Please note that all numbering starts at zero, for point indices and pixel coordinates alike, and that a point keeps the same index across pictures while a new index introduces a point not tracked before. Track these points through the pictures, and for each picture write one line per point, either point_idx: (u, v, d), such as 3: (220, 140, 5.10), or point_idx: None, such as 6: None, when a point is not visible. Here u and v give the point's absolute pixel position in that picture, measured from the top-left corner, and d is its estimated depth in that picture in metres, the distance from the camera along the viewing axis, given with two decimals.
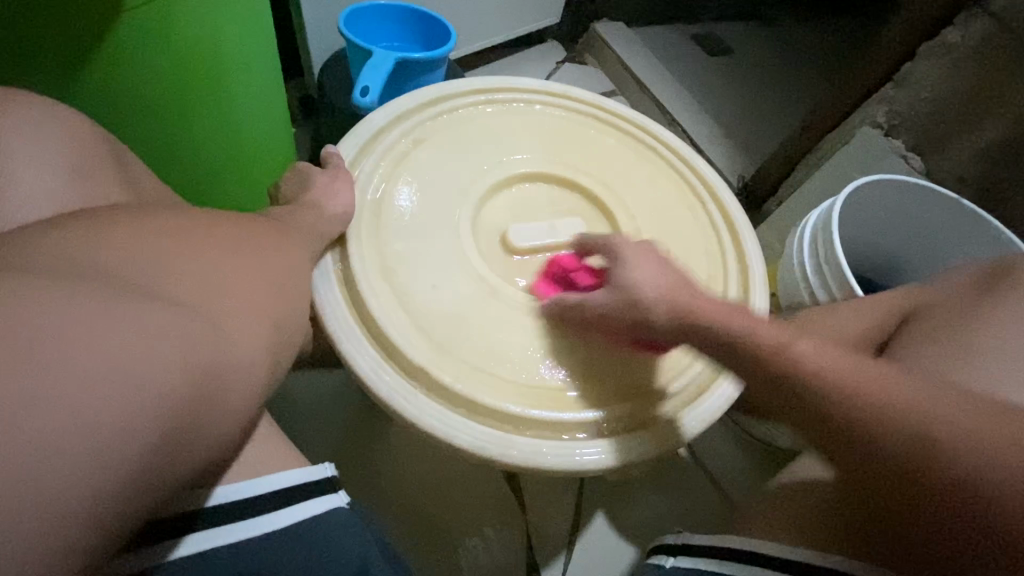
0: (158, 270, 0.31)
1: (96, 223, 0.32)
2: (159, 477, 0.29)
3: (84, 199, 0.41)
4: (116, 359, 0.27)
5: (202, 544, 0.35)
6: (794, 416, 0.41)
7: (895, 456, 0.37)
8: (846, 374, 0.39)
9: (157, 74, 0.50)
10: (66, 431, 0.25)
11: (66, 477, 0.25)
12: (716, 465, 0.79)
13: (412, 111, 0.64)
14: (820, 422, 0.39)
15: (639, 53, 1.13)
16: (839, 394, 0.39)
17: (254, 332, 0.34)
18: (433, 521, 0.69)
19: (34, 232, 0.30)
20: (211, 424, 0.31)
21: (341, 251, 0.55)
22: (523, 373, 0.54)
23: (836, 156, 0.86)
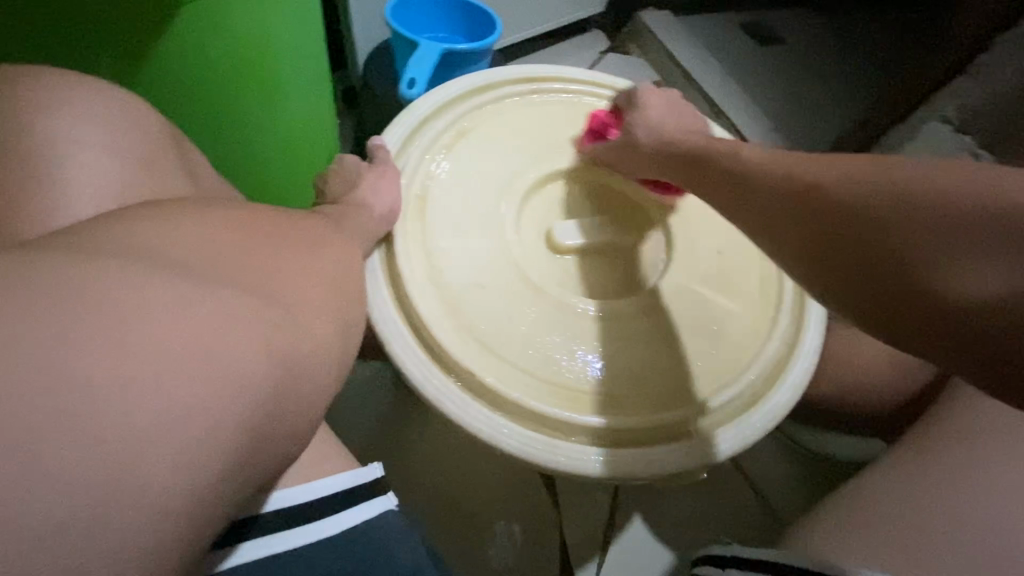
0: (228, 267, 0.31)
1: (164, 220, 0.32)
2: (237, 481, 0.29)
3: (143, 195, 0.41)
4: (196, 365, 0.27)
5: (259, 551, 0.36)
6: (802, 240, 0.38)
7: (900, 276, 0.32)
8: (834, 181, 0.37)
9: (212, 67, 0.50)
10: (139, 440, 0.25)
11: (150, 482, 0.25)
12: (759, 473, 0.76)
13: (460, 99, 0.63)
14: (870, 248, 0.34)
15: (686, 42, 1.09)
16: (818, 205, 0.37)
17: (319, 333, 0.34)
18: (468, 516, 0.69)
19: (101, 226, 0.31)
20: (286, 427, 0.31)
21: (390, 250, 0.55)
22: (568, 377, 0.53)
23: (903, 149, 0.79)
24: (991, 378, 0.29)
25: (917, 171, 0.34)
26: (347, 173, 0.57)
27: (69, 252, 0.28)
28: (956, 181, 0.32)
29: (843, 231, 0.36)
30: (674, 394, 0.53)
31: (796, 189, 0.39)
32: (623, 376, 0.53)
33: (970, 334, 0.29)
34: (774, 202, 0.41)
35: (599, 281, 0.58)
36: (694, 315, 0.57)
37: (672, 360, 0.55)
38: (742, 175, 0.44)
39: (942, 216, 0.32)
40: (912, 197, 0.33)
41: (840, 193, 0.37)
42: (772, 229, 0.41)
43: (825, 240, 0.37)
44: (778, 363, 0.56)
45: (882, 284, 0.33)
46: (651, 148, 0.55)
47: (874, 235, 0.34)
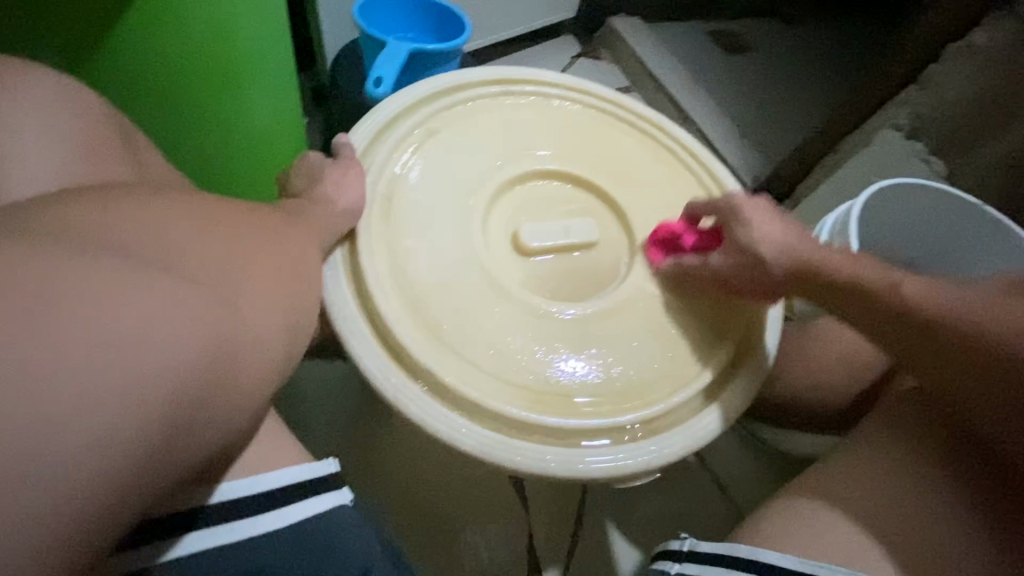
0: (174, 254, 0.31)
1: (109, 203, 0.32)
2: (162, 465, 0.29)
3: (92, 181, 0.40)
4: (131, 350, 0.26)
5: (203, 542, 0.35)
6: (870, 325, 0.50)
7: (977, 372, 0.46)
8: (912, 290, 0.49)
9: (166, 57, 0.50)
10: (66, 423, 0.24)
11: (75, 466, 0.25)
12: (722, 471, 0.78)
13: (428, 101, 0.64)
14: (947, 351, 0.47)
15: (655, 48, 1.11)
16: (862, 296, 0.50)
17: (265, 325, 0.34)
18: (432, 517, 0.68)
19: (37, 207, 0.30)
20: (219, 414, 0.31)
21: (351, 248, 0.55)
22: (528, 377, 0.53)
23: (858, 156, 0.84)
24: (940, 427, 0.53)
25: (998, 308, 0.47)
26: (307, 168, 0.56)
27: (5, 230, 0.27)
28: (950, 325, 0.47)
29: (896, 329, 0.49)
30: (632, 397, 0.54)
31: (858, 288, 0.50)
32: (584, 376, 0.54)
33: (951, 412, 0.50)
34: (855, 301, 0.51)
35: (560, 284, 0.59)
36: (656, 318, 0.57)
37: (632, 361, 0.56)
38: (824, 275, 0.51)
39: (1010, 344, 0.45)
40: (940, 319, 0.47)
41: (955, 314, 0.47)
42: (840, 308, 0.52)
43: (897, 335, 0.49)
44: (738, 367, 0.57)
45: (955, 375, 0.47)
46: (777, 268, 0.52)
47: (950, 340, 0.47)
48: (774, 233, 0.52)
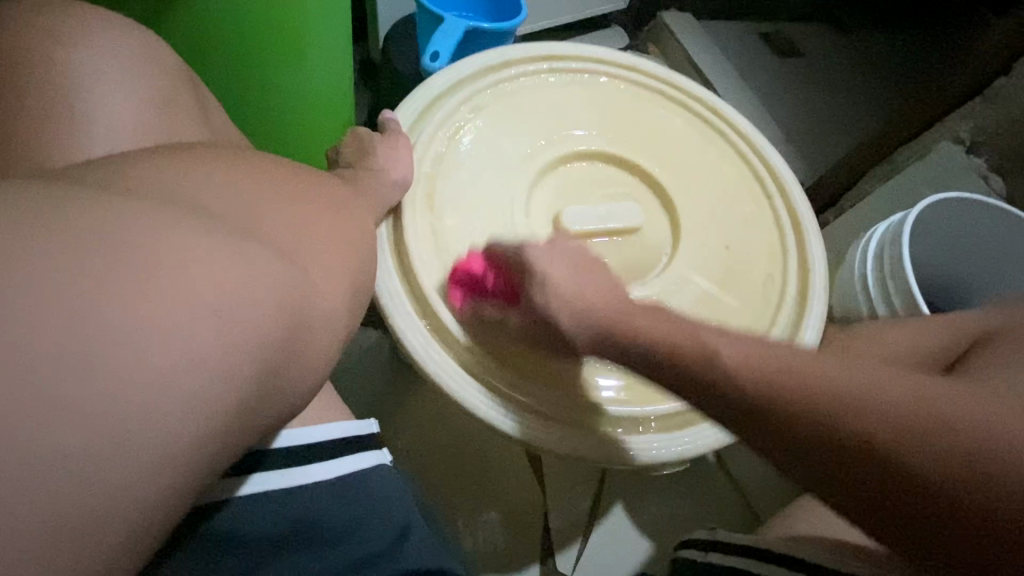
0: (250, 212, 0.32)
1: (186, 163, 0.33)
2: (247, 427, 0.29)
3: (167, 141, 0.42)
4: (214, 304, 0.27)
5: (265, 484, 0.37)
6: (667, 382, 0.39)
7: (855, 458, 0.32)
8: (721, 348, 0.37)
9: (241, 18, 0.52)
10: (154, 372, 0.25)
11: (163, 416, 0.25)
12: (742, 475, 0.77)
13: (474, 75, 0.63)
14: (779, 427, 0.34)
15: (704, 49, 1.08)
16: (741, 379, 0.36)
17: (334, 287, 0.34)
18: (454, 488, 0.69)
19: (119, 166, 0.31)
20: (296, 379, 0.31)
21: (396, 224, 0.55)
22: (567, 362, 0.54)
23: (911, 169, 0.82)
24: (878, 517, 0.32)
25: (820, 366, 0.35)
26: (361, 142, 0.57)
27: (97, 182, 0.29)
28: (915, 442, 0.31)
29: (780, 456, 0.34)
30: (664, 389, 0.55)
31: (687, 356, 0.38)
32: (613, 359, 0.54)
33: (886, 499, 0.31)
34: (660, 369, 0.39)
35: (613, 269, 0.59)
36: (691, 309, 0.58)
37: None
38: (651, 353, 0.39)
39: (864, 416, 0.32)
40: (833, 389, 0.33)
41: (746, 367, 0.36)
42: (682, 394, 0.38)
43: (707, 399, 0.37)
44: None
45: (798, 455, 0.34)
46: (567, 325, 0.42)
47: (753, 396, 0.35)
48: (560, 277, 0.43)
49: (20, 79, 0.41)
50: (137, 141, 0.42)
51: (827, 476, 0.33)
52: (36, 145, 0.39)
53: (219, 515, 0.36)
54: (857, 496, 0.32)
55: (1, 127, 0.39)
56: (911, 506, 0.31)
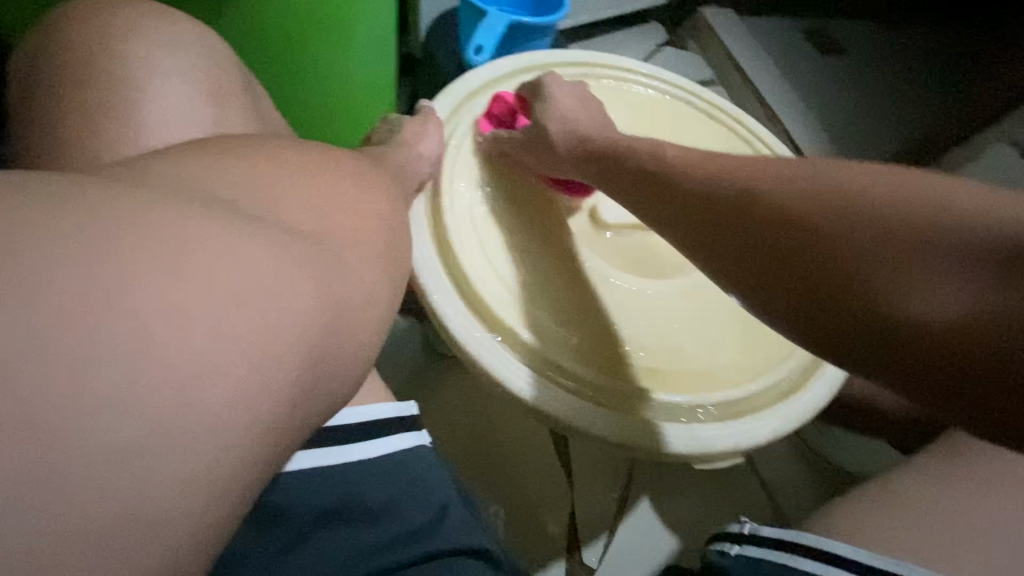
0: (292, 200, 0.33)
1: (232, 153, 0.34)
2: (288, 407, 0.28)
3: (216, 134, 0.44)
4: (251, 285, 0.27)
5: (314, 463, 0.39)
6: (682, 215, 0.45)
7: (835, 275, 0.35)
8: (737, 172, 0.43)
9: (289, 11, 0.53)
10: (193, 349, 0.25)
11: (200, 392, 0.25)
12: (771, 474, 0.76)
13: (507, 76, 0.64)
14: (776, 240, 0.38)
15: (745, 40, 1.04)
16: (744, 195, 0.41)
17: (371, 270, 0.34)
18: (485, 474, 0.70)
19: (168, 157, 0.32)
20: (335, 360, 0.31)
21: (434, 202, 0.57)
22: (612, 348, 0.55)
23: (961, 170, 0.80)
24: (854, 337, 0.34)
25: (856, 176, 0.37)
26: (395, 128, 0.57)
27: (150, 174, 0.30)
28: (897, 186, 0.35)
29: (729, 245, 0.41)
30: (708, 379, 0.55)
31: (715, 189, 0.43)
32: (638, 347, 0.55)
33: (862, 321, 0.33)
34: (682, 207, 0.45)
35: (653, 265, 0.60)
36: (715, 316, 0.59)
37: (706, 344, 0.57)
38: (677, 184, 0.46)
39: (856, 222, 0.35)
40: (837, 199, 0.36)
41: (755, 184, 0.41)
42: (698, 232, 0.43)
43: (717, 218, 0.42)
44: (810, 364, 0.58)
45: (773, 268, 0.38)
46: (561, 143, 0.54)
47: (753, 215, 0.40)
48: (571, 111, 0.55)
49: (86, 82, 0.43)
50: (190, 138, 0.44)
51: (809, 293, 0.36)
52: (98, 144, 0.41)
53: (271, 491, 0.38)
54: (832, 314, 0.35)
55: (67, 129, 0.42)
56: (887, 333, 0.32)
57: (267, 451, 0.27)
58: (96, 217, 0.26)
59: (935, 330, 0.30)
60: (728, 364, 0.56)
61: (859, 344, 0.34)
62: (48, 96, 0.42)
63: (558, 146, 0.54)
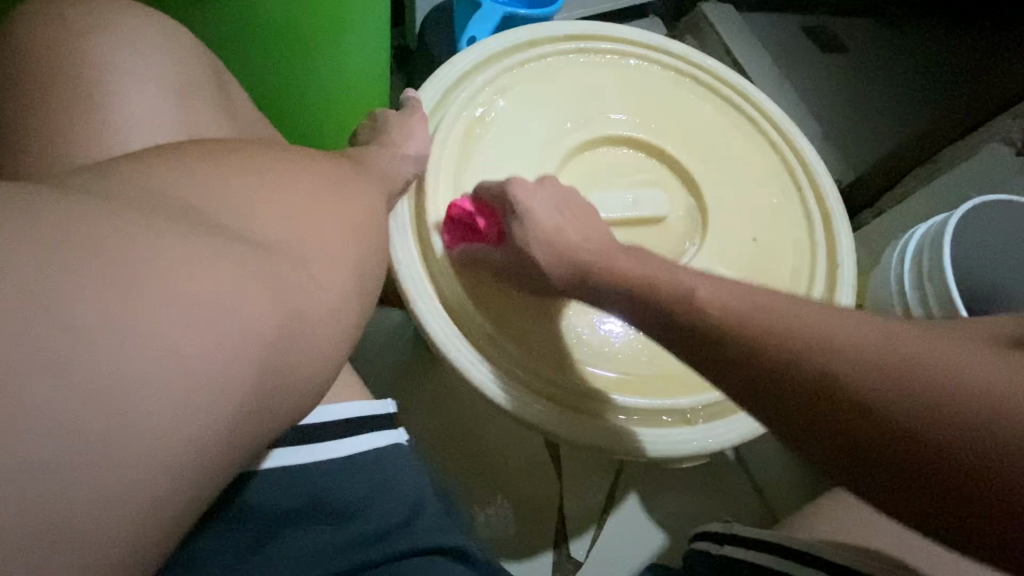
0: (252, 204, 0.32)
1: (197, 156, 0.34)
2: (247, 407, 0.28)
3: (191, 137, 0.44)
4: (206, 287, 0.27)
5: (284, 463, 0.38)
6: (675, 339, 0.39)
7: (877, 432, 0.30)
8: (725, 305, 0.37)
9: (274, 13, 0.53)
10: (142, 353, 0.25)
11: (148, 397, 0.25)
12: (763, 475, 0.76)
13: (498, 58, 0.63)
14: (802, 397, 0.32)
15: (748, 39, 1.04)
16: (744, 328, 0.35)
17: (337, 271, 0.34)
18: (471, 470, 0.70)
19: (132, 161, 0.32)
20: (296, 359, 0.31)
21: (417, 204, 0.56)
22: (587, 349, 0.54)
23: (956, 170, 0.79)
24: (911, 499, 0.29)
25: (878, 336, 0.32)
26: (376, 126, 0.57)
27: (112, 175, 0.30)
28: (879, 350, 0.31)
29: (759, 400, 0.34)
30: (691, 375, 0.55)
31: (706, 320, 0.37)
32: (620, 347, 0.55)
33: (910, 458, 0.29)
34: (672, 328, 0.39)
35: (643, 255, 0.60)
36: None
37: (690, 341, 0.56)
38: (662, 300, 0.39)
39: (891, 382, 0.30)
40: (859, 357, 0.31)
41: (760, 323, 0.35)
42: (698, 354, 0.37)
43: (720, 360, 0.36)
44: None
45: (818, 435, 0.31)
46: (544, 263, 0.45)
47: (767, 357, 0.34)
48: (547, 215, 0.46)
49: (57, 80, 0.43)
50: (166, 141, 0.44)
51: (847, 454, 0.30)
52: (70, 143, 0.41)
53: (239, 494, 0.37)
54: (882, 473, 0.29)
55: (39, 126, 0.42)
56: (954, 482, 0.27)
57: (217, 447, 0.27)
58: (43, 214, 0.26)
59: (1005, 489, 0.26)
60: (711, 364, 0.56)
61: (912, 503, 0.29)
62: (18, 93, 0.43)
63: (541, 266, 0.45)
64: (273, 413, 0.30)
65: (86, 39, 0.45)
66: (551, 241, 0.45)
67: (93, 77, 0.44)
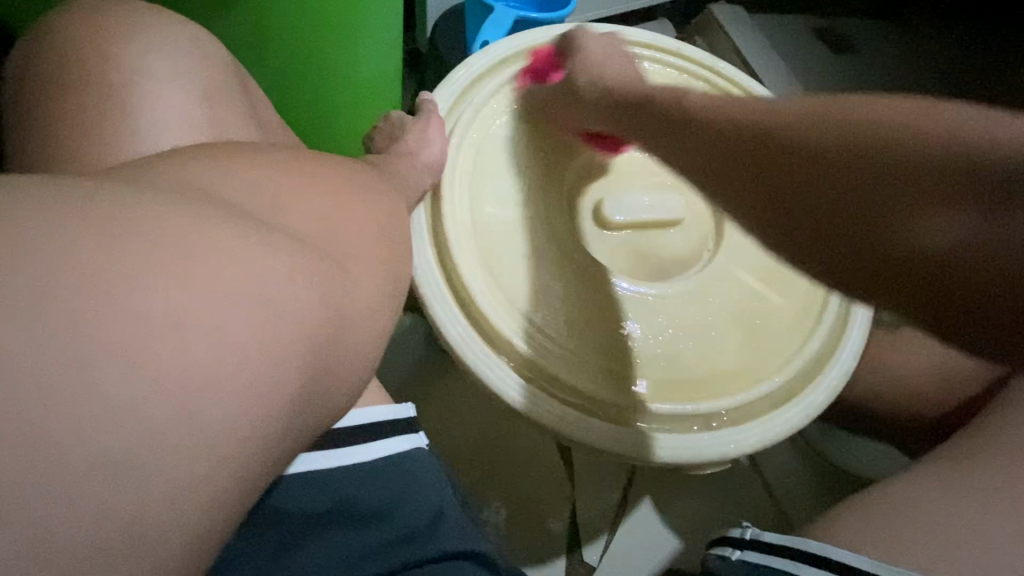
0: (280, 211, 0.32)
1: (224, 162, 0.34)
2: (275, 418, 0.28)
3: (213, 141, 0.44)
4: (238, 295, 0.27)
5: (313, 464, 0.39)
6: (705, 149, 0.43)
7: (877, 199, 0.34)
8: (762, 111, 0.42)
9: (290, 15, 0.54)
10: (175, 362, 0.25)
11: (181, 407, 0.25)
12: (776, 479, 0.76)
13: (516, 59, 0.63)
14: (817, 167, 0.36)
15: (757, 40, 1.02)
16: (770, 125, 0.40)
17: (363, 280, 0.34)
18: (484, 473, 0.70)
19: (161, 165, 0.32)
20: (322, 368, 0.30)
21: (434, 208, 0.56)
22: (604, 356, 0.54)
23: None
24: (882, 262, 0.33)
25: (913, 111, 0.35)
26: (394, 131, 0.57)
27: (141, 177, 0.30)
28: (911, 128, 0.34)
29: (773, 178, 0.38)
30: (704, 384, 0.55)
31: (742, 127, 0.41)
32: (639, 352, 0.55)
33: (894, 230, 0.33)
34: (707, 145, 0.43)
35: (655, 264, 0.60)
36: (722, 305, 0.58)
37: (705, 348, 0.56)
38: (699, 122, 0.45)
39: (900, 152, 0.34)
40: (880, 132, 0.35)
41: (789, 121, 0.39)
42: (728, 153, 0.42)
43: (749, 158, 0.40)
44: (815, 358, 0.58)
45: (819, 205, 0.36)
46: (588, 93, 0.55)
47: (790, 147, 0.38)
48: (607, 62, 0.58)
49: (84, 82, 0.43)
50: (187, 144, 0.44)
51: (842, 224, 0.35)
52: (96, 147, 0.41)
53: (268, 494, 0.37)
54: (865, 244, 0.34)
55: (66, 129, 0.42)
56: (919, 249, 0.32)
57: (249, 455, 0.28)
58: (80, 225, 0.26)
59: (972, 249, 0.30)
60: (727, 371, 0.55)
61: (883, 267, 0.33)
62: (46, 95, 0.43)
63: (584, 96, 0.56)
64: (303, 421, 0.30)
65: (110, 42, 0.45)
66: (597, 83, 0.56)
67: (115, 79, 0.44)
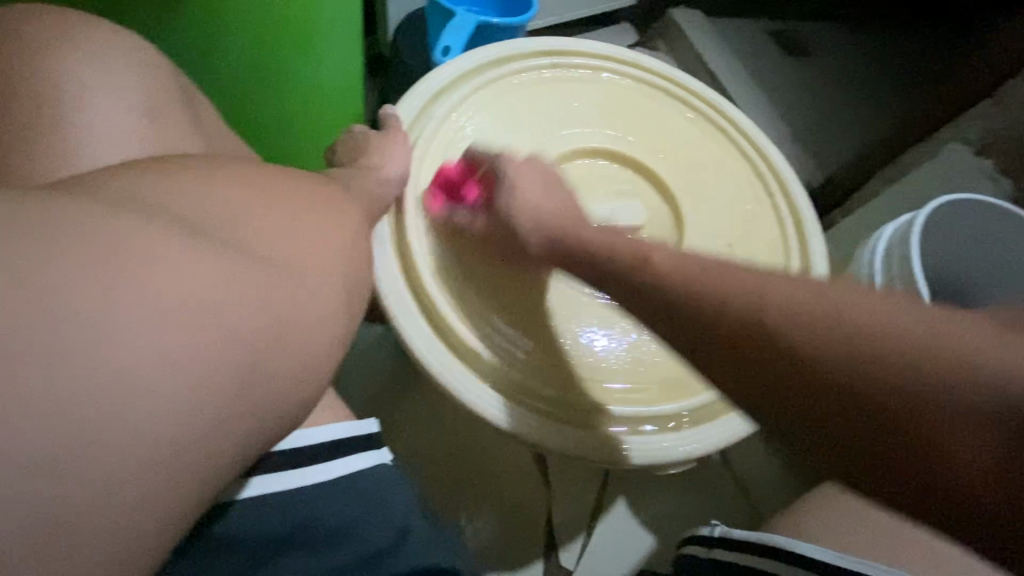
0: (238, 224, 0.32)
1: (178, 174, 0.33)
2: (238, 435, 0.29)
3: (164, 151, 0.43)
4: (197, 315, 0.27)
5: (268, 487, 0.38)
6: (734, 343, 0.34)
7: (857, 424, 0.31)
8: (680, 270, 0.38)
9: (242, 22, 0.53)
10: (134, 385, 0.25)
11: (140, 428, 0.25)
12: (745, 473, 0.77)
13: (478, 72, 0.64)
14: (831, 395, 0.31)
15: (714, 43, 1.05)
16: (822, 331, 0.31)
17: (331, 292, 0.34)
18: (456, 481, 0.70)
19: (111, 179, 0.32)
20: (287, 382, 0.31)
21: (398, 221, 0.56)
22: (567, 355, 0.55)
23: (921, 167, 0.81)
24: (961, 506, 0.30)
25: (869, 310, 0.31)
26: (357, 142, 0.56)
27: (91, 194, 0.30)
28: (892, 334, 0.30)
29: (789, 384, 0.32)
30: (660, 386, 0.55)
31: (694, 297, 0.37)
32: (608, 356, 0.55)
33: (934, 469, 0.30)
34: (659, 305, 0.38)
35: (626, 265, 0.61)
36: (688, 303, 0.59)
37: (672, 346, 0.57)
38: (643, 280, 0.40)
39: (888, 370, 0.30)
40: (862, 346, 0.30)
41: (793, 323, 0.32)
42: (681, 334, 0.37)
43: (741, 360, 0.34)
44: None
45: (848, 435, 0.31)
46: (533, 243, 0.48)
47: (808, 367, 0.32)
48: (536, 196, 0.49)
49: (26, 96, 0.42)
50: (137, 156, 0.43)
51: (846, 444, 0.31)
52: (41, 161, 0.40)
53: (221, 519, 0.37)
54: (878, 467, 0.31)
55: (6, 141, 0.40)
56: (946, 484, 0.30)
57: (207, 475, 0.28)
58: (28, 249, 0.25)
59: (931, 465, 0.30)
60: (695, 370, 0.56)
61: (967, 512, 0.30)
62: None
63: (529, 245, 0.48)
64: (266, 438, 0.30)
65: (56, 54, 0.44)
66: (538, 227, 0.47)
67: (62, 91, 0.43)
